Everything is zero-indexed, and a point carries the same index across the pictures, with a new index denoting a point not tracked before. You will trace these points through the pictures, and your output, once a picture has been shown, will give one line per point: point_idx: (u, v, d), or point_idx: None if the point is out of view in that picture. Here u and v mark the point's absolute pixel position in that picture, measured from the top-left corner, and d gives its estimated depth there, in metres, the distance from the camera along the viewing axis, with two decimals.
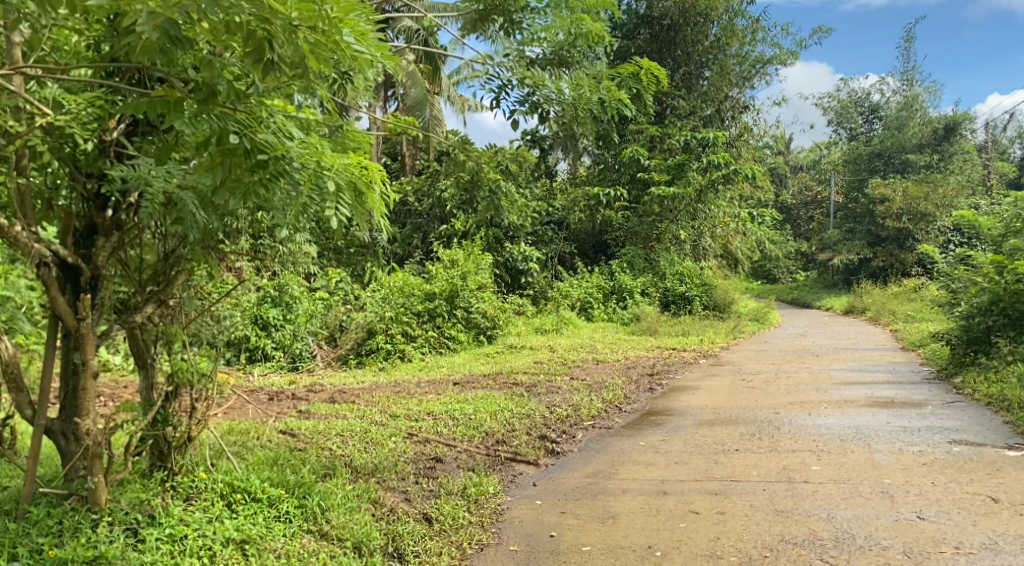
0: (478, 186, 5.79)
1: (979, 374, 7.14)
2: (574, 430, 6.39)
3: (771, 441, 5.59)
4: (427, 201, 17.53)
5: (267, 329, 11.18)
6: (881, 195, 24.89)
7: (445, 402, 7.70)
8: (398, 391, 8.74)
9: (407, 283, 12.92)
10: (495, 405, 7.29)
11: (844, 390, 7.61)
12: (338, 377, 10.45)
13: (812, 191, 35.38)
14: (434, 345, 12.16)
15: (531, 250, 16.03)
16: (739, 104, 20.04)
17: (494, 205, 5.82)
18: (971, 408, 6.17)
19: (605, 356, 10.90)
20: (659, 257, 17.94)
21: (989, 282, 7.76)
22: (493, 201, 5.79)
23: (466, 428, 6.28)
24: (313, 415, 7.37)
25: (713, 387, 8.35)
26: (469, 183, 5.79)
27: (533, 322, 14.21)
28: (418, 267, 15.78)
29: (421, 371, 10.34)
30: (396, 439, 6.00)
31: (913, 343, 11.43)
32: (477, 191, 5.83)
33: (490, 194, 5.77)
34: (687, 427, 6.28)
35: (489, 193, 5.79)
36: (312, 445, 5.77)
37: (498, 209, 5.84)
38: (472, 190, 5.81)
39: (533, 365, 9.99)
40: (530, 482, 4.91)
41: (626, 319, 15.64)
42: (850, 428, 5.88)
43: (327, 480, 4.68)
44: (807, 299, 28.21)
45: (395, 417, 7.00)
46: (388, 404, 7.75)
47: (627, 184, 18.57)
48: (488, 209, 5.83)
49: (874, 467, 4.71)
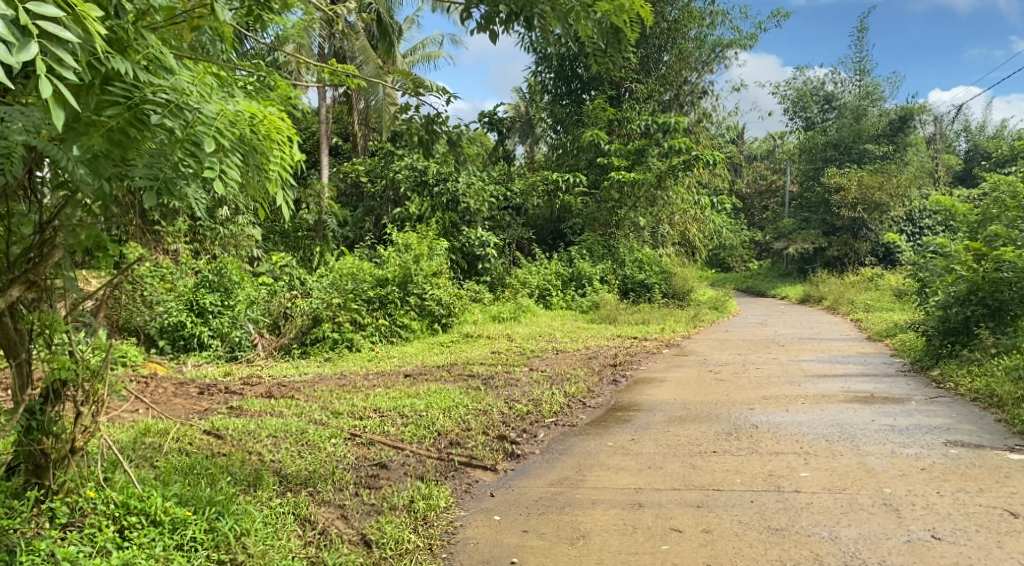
0: (433, 142, 4.91)
1: (960, 367, 6.79)
2: (535, 428, 5.80)
3: (750, 442, 5.11)
4: (378, 183, 16.75)
5: (203, 315, 10.46)
6: (837, 183, 24.86)
7: (393, 396, 7.05)
8: (342, 384, 8.04)
9: (357, 268, 12.16)
10: (448, 401, 6.66)
11: (818, 383, 7.18)
12: (279, 368, 9.72)
13: (767, 179, 35.51)
14: (385, 334, 11.46)
15: (487, 235, 15.40)
16: (698, 90, 19.67)
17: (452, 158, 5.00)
18: (957, 404, 5.81)
19: (565, 346, 10.35)
20: (619, 244, 17.43)
21: (966, 270, 7.43)
22: (451, 155, 4.97)
23: (415, 428, 5.64)
24: (245, 412, 6.62)
25: (679, 379, 7.88)
26: (416, 142, 4.90)
27: (489, 310, 13.60)
28: (368, 251, 15.00)
29: (370, 362, 9.65)
30: (334, 442, 5.30)
31: (880, 333, 11.16)
32: (432, 146, 4.95)
33: (446, 152, 4.93)
34: (657, 426, 5.75)
35: (445, 147, 4.93)
36: (237, 448, 5.08)
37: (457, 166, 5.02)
38: (426, 146, 4.92)
39: (489, 355, 9.39)
40: (487, 493, 4.30)
41: (584, 307, 15.15)
42: (833, 425, 5.43)
43: (253, 493, 4.01)
44: (762, 288, 28.18)
45: (337, 415, 6.31)
46: (330, 400, 7.06)
47: (585, 168, 18.10)
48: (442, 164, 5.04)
49: (869, 474, 4.24)
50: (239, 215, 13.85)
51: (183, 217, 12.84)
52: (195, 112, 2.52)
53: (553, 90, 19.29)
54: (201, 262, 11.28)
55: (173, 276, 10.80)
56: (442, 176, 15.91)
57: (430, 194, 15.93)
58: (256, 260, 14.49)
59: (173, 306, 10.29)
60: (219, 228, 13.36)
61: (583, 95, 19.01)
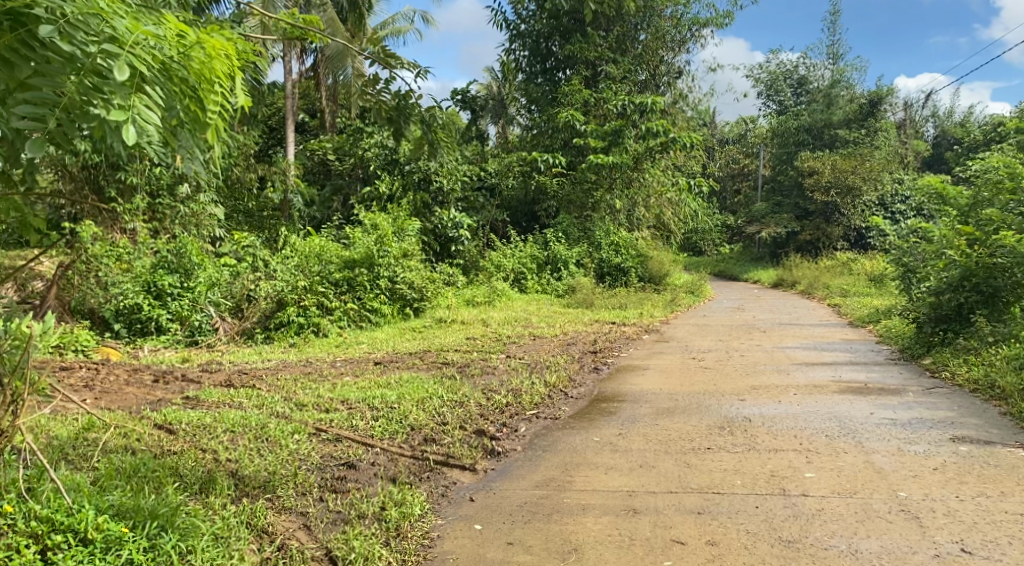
0: (405, 118, 4.34)
1: (955, 356, 6.55)
2: (516, 422, 5.42)
3: (746, 438, 4.78)
4: (347, 161, 16.17)
5: (162, 298, 9.94)
6: (810, 167, 24.69)
7: (362, 387, 6.61)
8: (307, 372, 7.58)
9: (324, 249, 11.62)
10: (421, 391, 6.24)
11: (807, 372, 6.92)
12: (242, 354, 9.22)
13: (739, 163, 35.34)
14: (353, 319, 10.99)
15: (460, 217, 14.95)
16: (674, 70, 19.31)
17: (427, 141, 4.41)
18: (956, 396, 5.56)
19: (542, 331, 9.98)
20: (595, 226, 17.06)
21: (959, 256, 7.19)
22: (425, 137, 4.39)
23: (386, 424, 5.22)
24: (200, 404, 6.12)
25: (662, 367, 7.57)
26: (388, 117, 4.34)
27: (462, 294, 13.17)
28: (335, 232, 14.43)
29: (337, 349, 9.19)
30: (298, 440, 4.86)
31: (862, 319, 10.97)
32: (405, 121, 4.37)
33: (420, 130, 4.36)
34: (645, 418, 5.40)
35: (419, 125, 4.35)
36: (190, 446, 4.63)
37: (431, 151, 4.46)
38: (398, 121, 4.33)
39: (464, 342, 8.97)
40: (466, 497, 3.91)
41: (560, 292, 14.81)
42: (831, 419, 5.13)
43: (206, 500, 3.58)
44: (734, 273, 28.08)
45: (301, 408, 5.86)
46: (295, 390, 6.59)
47: (560, 149, 17.60)
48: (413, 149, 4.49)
49: (880, 475, 3.94)
50: (201, 193, 13.23)
51: (141, 194, 12.20)
52: (95, 33, 2.16)
53: (528, 67, 19.09)
54: (159, 241, 10.69)
55: (129, 256, 10.22)
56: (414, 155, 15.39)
57: (401, 173, 15.41)
58: (219, 240, 13.87)
59: (131, 289, 9.72)
60: (179, 206, 12.72)
61: (557, 74, 18.71)
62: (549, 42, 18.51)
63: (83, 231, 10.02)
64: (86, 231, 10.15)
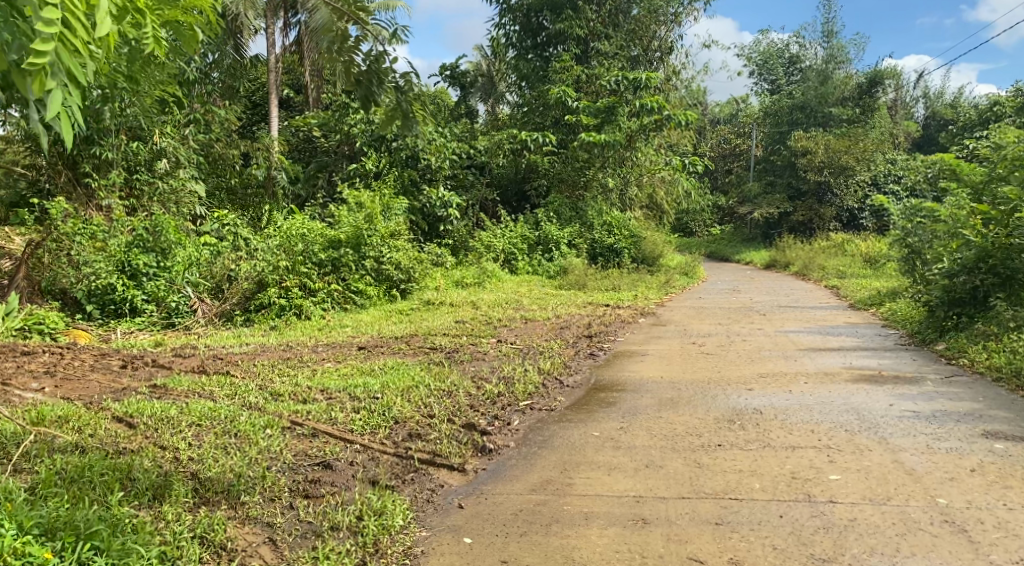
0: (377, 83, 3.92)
1: (973, 342, 6.18)
2: (509, 414, 5.01)
3: (759, 432, 4.40)
4: (332, 137, 15.62)
5: (136, 278, 9.45)
6: (804, 146, 24.27)
7: (344, 374, 6.19)
8: (285, 358, 7.14)
9: (306, 226, 11.09)
10: (407, 380, 5.82)
11: (816, 358, 6.53)
12: (219, 338, 8.75)
13: (732, 143, 34.81)
14: (337, 300, 10.52)
15: (449, 195, 14.49)
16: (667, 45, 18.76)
17: (400, 111, 4.06)
18: (979, 386, 5.19)
19: (534, 314, 9.58)
20: (586, 205, 16.60)
21: (976, 236, 6.80)
22: (399, 106, 4.01)
23: (368, 417, 4.80)
24: (168, 393, 5.67)
25: (661, 352, 7.18)
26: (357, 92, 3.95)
27: (450, 275, 12.72)
28: (319, 211, 13.91)
29: (320, 332, 8.75)
30: (269, 436, 4.44)
31: (864, 301, 10.60)
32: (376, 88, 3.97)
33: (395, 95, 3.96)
34: (647, 410, 5.01)
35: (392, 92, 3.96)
36: (151, 443, 4.20)
37: (404, 122, 4.12)
38: (368, 89, 3.94)
39: (453, 325, 8.55)
40: (455, 503, 3.52)
41: (552, 273, 14.39)
42: (849, 412, 4.75)
43: (159, 514, 3.15)
44: (726, 254, 27.73)
45: (277, 398, 5.44)
46: (271, 378, 6.15)
47: (551, 126, 17.04)
48: (384, 121, 4.14)
49: (912, 478, 3.57)
50: (180, 169, 12.68)
51: (117, 170, 11.65)
52: None
53: (518, 43, 18.50)
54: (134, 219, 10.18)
55: (103, 234, 9.71)
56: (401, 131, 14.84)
57: (387, 150, 14.86)
58: (199, 218, 13.33)
59: (104, 268, 9.22)
60: (157, 182, 12.19)
61: (548, 49, 18.13)
62: (540, 17, 17.95)
63: (54, 207, 9.53)
64: (56, 208, 9.63)
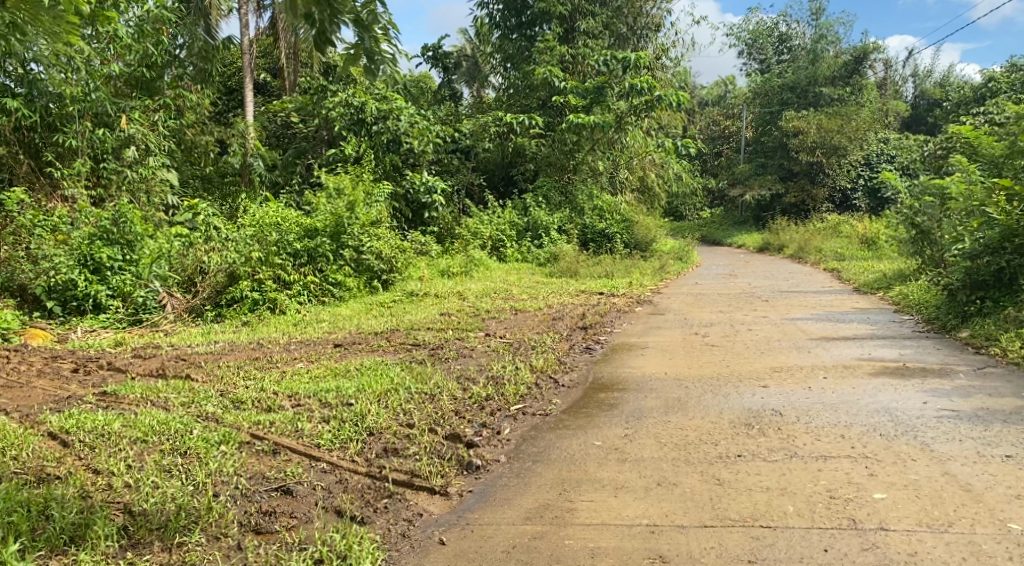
0: (335, 16, 2.78)
1: (1002, 328, 5.67)
2: (498, 421, 4.46)
3: (782, 440, 3.87)
4: (310, 122, 14.92)
5: (101, 273, 8.81)
6: (795, 127, 23.69)
7: (317, 376, 5.60)
8: (254, 358, 6.54)
9: (281, 214, 10.39)
10: (385, 382, 5.24)
11: (830, 348, 6.00)
12: (187, 336, 8.13)
13: (721, 125, 34.16)
14: (315, 293, 9.85)
15: (433, 181, 13.86)
16: (656, 23, 18.08)
17: (365, 50, 2.86)
18: (1017, 378, 4.69)
19: (524, 304, 9.01)
20: (577, 189, 16.01)
21: (1000, 213, 6.27)
22: (361, 42, 2.84)
23: (339, 429, 4.24)
24: (118, 402, 5.06)
25: (663, 345, 6.64)
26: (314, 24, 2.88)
27: (436, 265, 12.11)
28: (296, 199, 13.25)
29: (294, 328, 8.13)
30: (223, 455, 3.87)
31: (870, 284, 10.08)
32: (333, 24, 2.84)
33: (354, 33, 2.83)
34: (653, 414, 4.46)
35: (353, 27, 2.82)
36: (82, 467, 3.64)
37: (371, 66, 2.91)
38: (323, 24, 2.81)
39: (437, 318, 7.95)
40: (435, 538, 3.00)
41: (541, 260, 13.83)
42: (880, 412, 4.22)
43: None
44: (718, 237, 27.21)
45: (238, 406, 4.87)
46: (235, 383, 5.55)
47: (537, 109, 16.40)
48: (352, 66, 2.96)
49: (971, 496, 3.05)
50: (150, 156, 11.99)
51: (82, 159, 10.96)
52: None
53: (502, 23, 17.81)
54: (98, 209, 9.51)
55: (66, 226, 9.05)
56: (382, 114, 14.18)
57: (368, 134, 14.17)
58: (173, 209, 12.66)
59: (64, 263, 8.58)
60: (126, 171, 11.47)
61: (533, 29, 17.42)
62: None
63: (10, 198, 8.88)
64: (13, 198, 8.98)
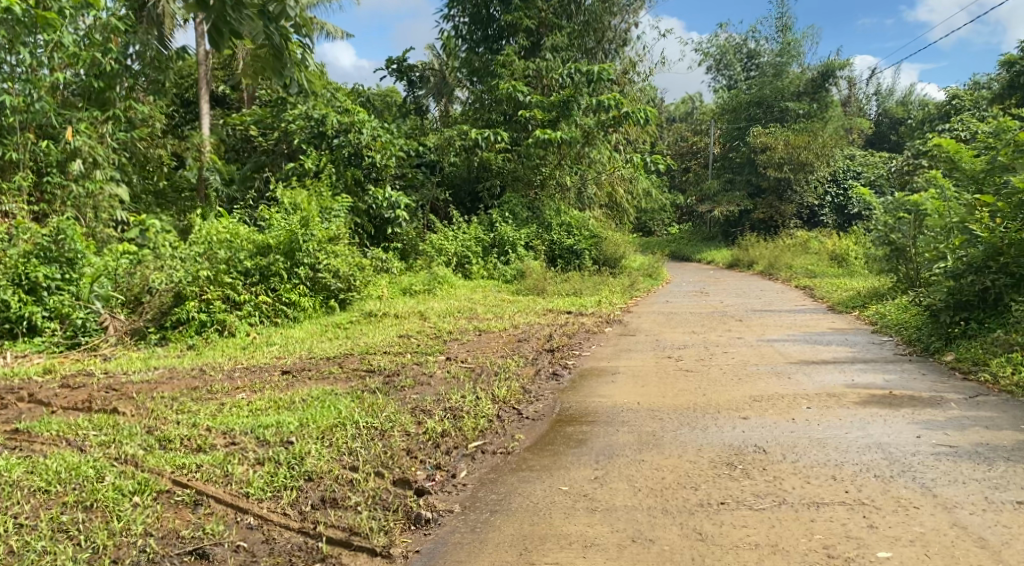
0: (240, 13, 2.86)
1: (990, 352, 5.39)
2: (454, 463, 4.02)
3: (769, 483, 3.48)
4: (270, 136, 14.35)
5: (36, 293, 8.17)
6: (763, 143, 23.58)
7: (258, 410, 5.08)
8: (193, 388, 5.99)
9: (232, 230, 9.81)
10: (331, 415, 4.75)
11: (811, 374, 5.65)
12: (125, 361, 7.54)
13: (688, 141, 34.12)
14: (266, 314, 9.27)
15: (396, 195, 13.39)
16: (623, 37, 17.92)
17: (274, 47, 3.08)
18: (1015, 409, 4.37)
19: (489, 325, 8.55)
20: (544, 205, 15.65)
21: (983, 231, 6.00)
22: (271, 41, 3.05)
23: (272, 474, 3.75)
24: (29, 442, 4.50)
25: (635, 370, 6.23)
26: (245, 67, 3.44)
27: (398, 283, 11.61)
28: (252, 214, 12.68)
29: (240, 353, 7.56)
30: (134, 509, 3.34)
31: (845, 303, 9.81)
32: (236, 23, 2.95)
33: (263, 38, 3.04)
34: (625, 452, 4.05)
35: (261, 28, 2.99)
36: None
37: (278, 64, 3.15)
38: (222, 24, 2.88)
39: (395, 341, 7.45)
40: None
41: (508, 277, 13.43)
42: (872, 448, 3.86)
43: None
44: (687, 253, 27.02)
45: (165, 446, 4.34)
46: (165, 418, 5.01)
47: (504, 123, 16.02)
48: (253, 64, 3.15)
49: (989, 555, 2.71)
50: (97, 170, 11.34)
51: (22, 172, 10.28)
52: None
53: (468, 36, 17.48)
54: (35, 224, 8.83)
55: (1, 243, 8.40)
56: (343, 127, 13.67)
57: (328, 148, 13.67)
58: (123, 224, 12.01)
59: None
60: (72, 185, 10.75)
61: (499, 42, 17.12)
62: (489, 9, 16.94)
63: None
64: None
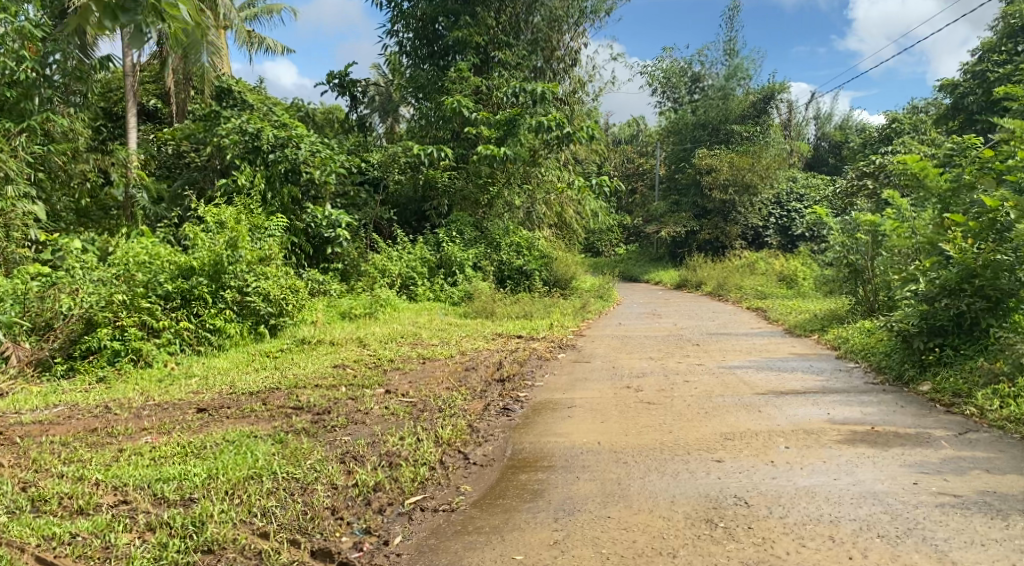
0: None
1: (972, 382, 5.05)
2: (388, 525, 3.42)
3: (757, 546, 2.99)
4: (201, 149, 13.50)
5: None
6: (708, 164, 23.57)
7: (162, 458, 4.36)
8: (90, 432, 5.18)
9: (152, 250, 8.96)
10: (245, 464, 4.05)
11: (784, 407, 5.19)
12: (23, 397, 6.69)
13: (635, 162, 34.08)
14: (188, 342, 8.46)
15: (337, 214, 12.75)
16: (571, 56, 17.66)
17: None
18: (1010, 449, 3.98)
19: (433, 352, 7.92)
20: (492, 223, 15.12)
21: (957, 252, 5.69)
22: None
23: (165, 547, 3.09)
24: None
25: (592, 403, 5.68)
26: None
27: (336, 307, 10.91)
28: (178, 233, 11.83)
29: (155, 387, 6.77)
30: None
31: (804, 325, 9.48)
32: None
33: None
34: (588, 507, 3.49)
35: None
36: None
37: None
38: None
39: (328, 373, 6.75)
40: None
41: (455, 299, 12.84)
42: (868, 498, 3.41)
43: None
44: (635, 274, 26.82)
45: (40, 508, 3.61)
46: (50, 469, 4.24)
47: (450, 140, 15.50)
48: None
49: None
50: None
51: None
52: None
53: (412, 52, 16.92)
54: None
55: None
56: (279, 142, 12.97)
57: (263, 163, 12.90)
58: (36, 244, 10.99)
59: None
60: None
61: (445, 58, 16.61)
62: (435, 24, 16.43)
63: None
64: None
